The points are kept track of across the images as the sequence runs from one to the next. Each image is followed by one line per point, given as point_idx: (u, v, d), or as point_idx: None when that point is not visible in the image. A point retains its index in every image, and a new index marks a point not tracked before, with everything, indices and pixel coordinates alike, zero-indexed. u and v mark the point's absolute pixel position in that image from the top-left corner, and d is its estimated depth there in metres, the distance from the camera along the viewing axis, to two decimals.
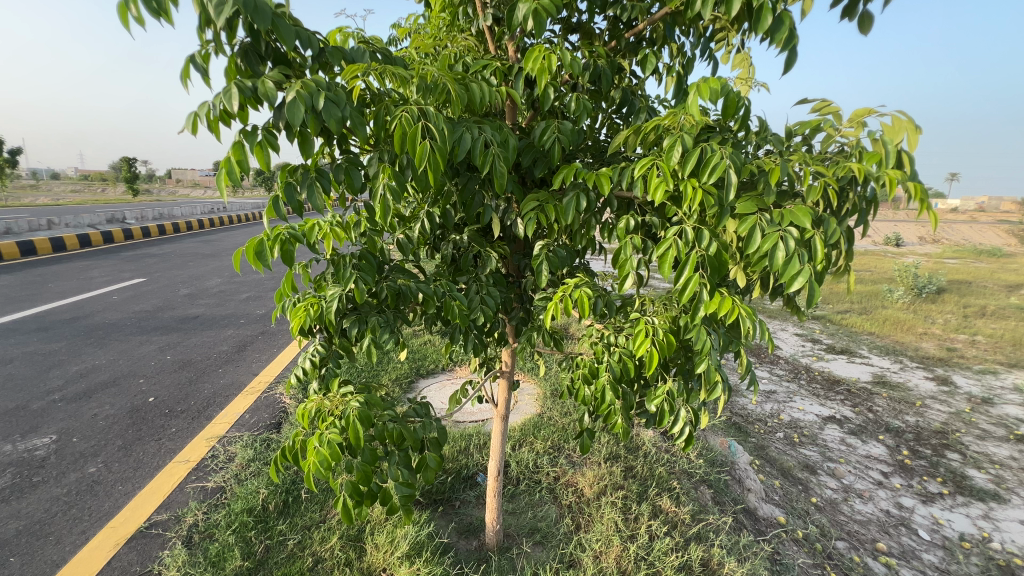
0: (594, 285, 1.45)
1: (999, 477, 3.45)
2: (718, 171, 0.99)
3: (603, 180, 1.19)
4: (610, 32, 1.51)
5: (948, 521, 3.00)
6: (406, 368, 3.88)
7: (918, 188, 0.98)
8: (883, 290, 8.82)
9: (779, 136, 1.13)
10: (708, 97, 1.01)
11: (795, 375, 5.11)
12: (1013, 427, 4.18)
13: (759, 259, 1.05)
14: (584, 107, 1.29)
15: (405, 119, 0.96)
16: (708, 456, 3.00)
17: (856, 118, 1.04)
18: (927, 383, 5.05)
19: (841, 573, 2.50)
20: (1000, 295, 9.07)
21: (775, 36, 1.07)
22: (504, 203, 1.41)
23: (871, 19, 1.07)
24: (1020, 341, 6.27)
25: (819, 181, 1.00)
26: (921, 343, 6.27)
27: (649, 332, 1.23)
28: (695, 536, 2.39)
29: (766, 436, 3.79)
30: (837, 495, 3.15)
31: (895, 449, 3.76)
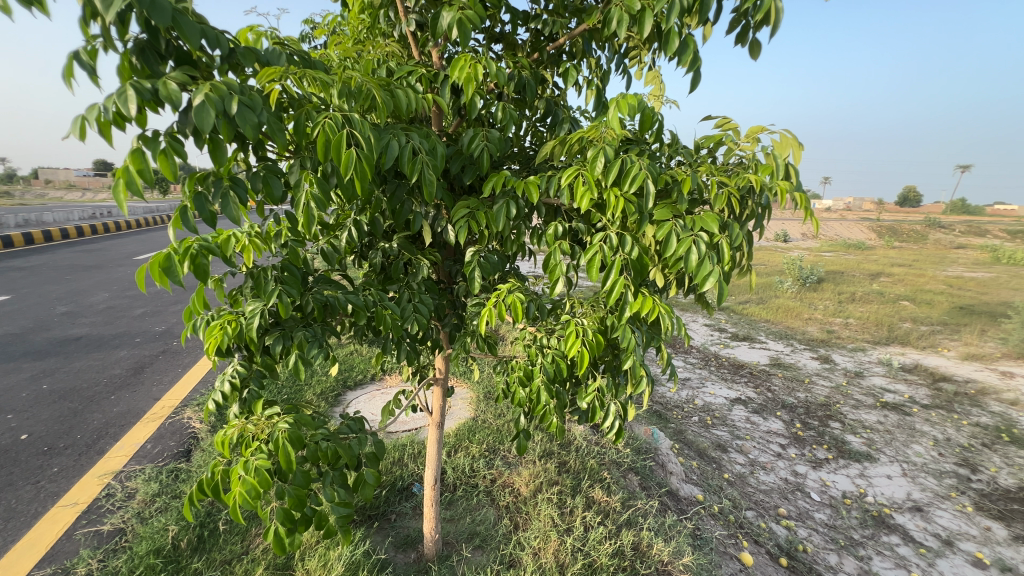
0: (525, 289, 1.48)
1: (871, 440, 4.01)
2: (638, 181, 1.06)
3: (532, 189, 1.23)
4: (531, 44, 1.55)
5: (833, 482, 3.43)
6: (333, 380, 3.71)
7: (803, 197, 1.12)
8: (775, 282, 9.91)
9: (688, 149, 1.24)
10: (627, 112, 1.08)
11: (706, 363, 5.59)
12: (878, 395, 4.89)
13: (675, 262, 1.14)
14: (510, 117, 1.31)
15: (328, 125, 0.92)
16: (634, 445, 3.19)
17: (751, 134, 1.17)
18: (812, 362, 5.76)
19: (751, 539, 2.77)
20: (866, 283, 10.55)
21: (682, 58, 1.17)
22: (434, 209, 1.40)
23: (759, 45, 1.20)
24: (882, 321, 7.35)
25: (723, 190, 1.10)
26: (807, 327, 7.13)
27: (579, 332, 1.29)
28: (626, 522, 2.52)
29: (683, 421, 4.10)
30: (745, 469, 3.49)
31: (790, 423, 4.24)
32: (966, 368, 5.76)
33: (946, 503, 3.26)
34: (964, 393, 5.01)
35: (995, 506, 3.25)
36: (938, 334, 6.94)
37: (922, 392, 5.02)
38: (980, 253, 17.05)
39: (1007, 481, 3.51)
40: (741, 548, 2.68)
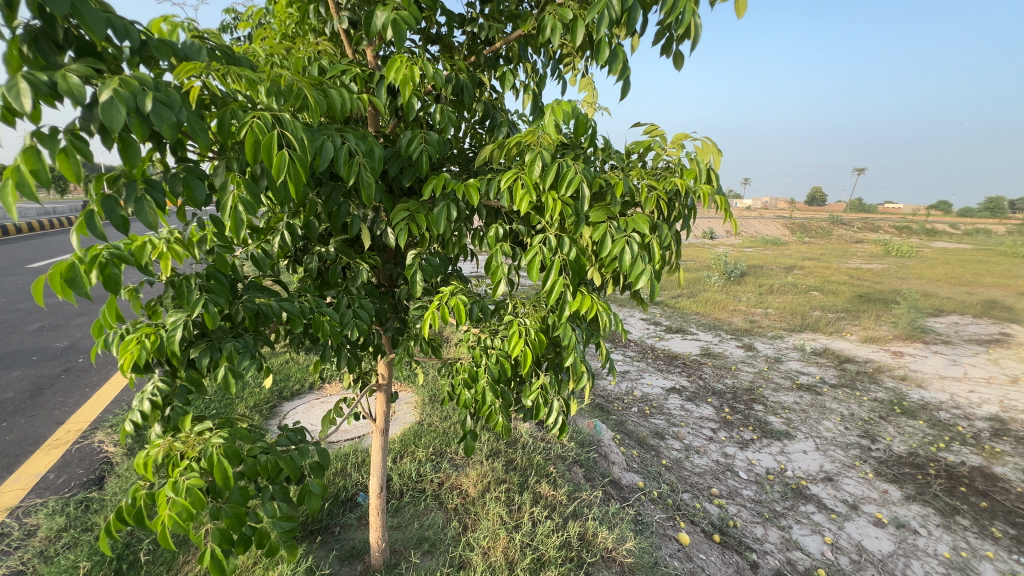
0: (468, 291, 1.49)
1: (788, 419, 4.40)
2: (574, 184, 1.10)
3: (472, 191, 1.24)
4: (468, 47, 1.56)
5: (758, 460, 3.73)
6: (267, 391, 3.52)
7: (723, 200, 1.22)
8: (703, 277, 10.58)
9: (621, 154, 1.30)
10: (562, 118, 1.12)
11: (644, 355, 5.87)
12: (794, 378, 5.37)
13: (611, 262, 1.19)
14: (449, 119, 1.31)
15: (257, 126, 0.88)
16: (579, 438, 3.29)
17: (677, 141, 1.25)
18: (737, 350, 6.21)
19: (687, 519, 2.95)
20: (781, 275, 11.53)
21: (612, 67, 1.23)
22: (373, 212, 1.38)
23: (683, 56, 1.29)
24: (795, 310, 8.07)
25: (653, 194, 1.18)
26: (732, 318, 7.68)
27: (522, 332, 1.31)
28: (572, 514, 2.60)
29: (624, 412, 4.29)
30: (681, 454, 3.71)
31: (719, 408, 4.56)
32: (865, 350, 6.46)
33: (852, 471, 3.64)
34: (864, 372, 5.62)
35: (891, 470, 3.67)
36: (842, 320, 7.73)
37: (830, 373, 5.57)
38: (874, 246, 19.15)
39: (900, 448, 3.98)
40: (679, 529, 2.84)
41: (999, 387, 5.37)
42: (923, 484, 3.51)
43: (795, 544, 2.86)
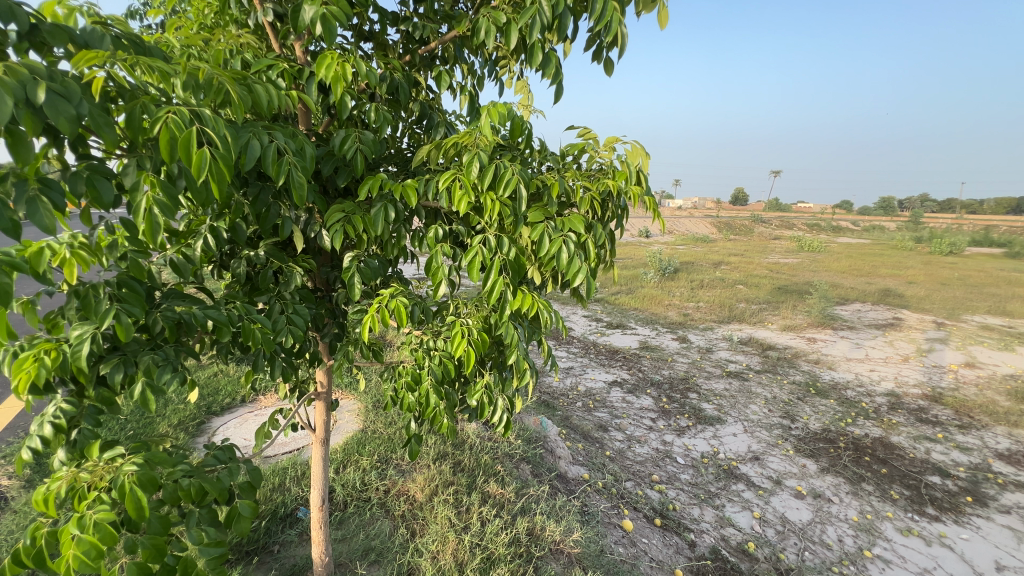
0: (408, 293, 1.47)
1: (719, 404, 4.71)
2: (511, 186, 1.12)
3: (410, 192, 1.22)
4: (404, 46, 1.54)
5: (693, 445, 3.96)
6: (193, 407, 3.27)
7: (652, 201, 1.29)
8: (640, 274, 11.07)
9: (556, 155, 1.34)
10: (498, 120, 1.13)
11: (586, 351, 6.05)
12: (723, 366, 5.76)
13: (550, 260, 1.22)
14: (384, 117, 1.29)
15: (173, 122, 0.82)
16: (525, 435, 3.34)
17: (608, 144, 1.30)
18: (672, 343, 6.56)
19: (630, 506, 3.08)
20: (710, 271, 12.31)
21: (545, 71, 1.27)
22: (306, 213, 1.33)
23: (612, 63, 1.35)
24: (723, 303, 8.65)
25: (588, 195, 1.22)
26: (667, 312, 8.10)
27: (464, 332, 1.32)
28: (520, 510, 2.63)
29: (569, 408, 4.41)
30: (623, 445, 3.87)
31: (658, 398, 4.79)
32: (784, 338, 7.05)
33: (775, 449, 3.96)
34: (783, 357, 6.13)
35: (808, 446, 4.03)
36: (764, 311, 8.38)
37: (754, 360, 6.02)
38: (789, 242, 20.92)
39: (815, 426, 4.37)
40: (623, 516, 2.96)
41: (894, 366, 6.06)
42: (835, 456, 3.88)
43: (728, 521, 3.07)
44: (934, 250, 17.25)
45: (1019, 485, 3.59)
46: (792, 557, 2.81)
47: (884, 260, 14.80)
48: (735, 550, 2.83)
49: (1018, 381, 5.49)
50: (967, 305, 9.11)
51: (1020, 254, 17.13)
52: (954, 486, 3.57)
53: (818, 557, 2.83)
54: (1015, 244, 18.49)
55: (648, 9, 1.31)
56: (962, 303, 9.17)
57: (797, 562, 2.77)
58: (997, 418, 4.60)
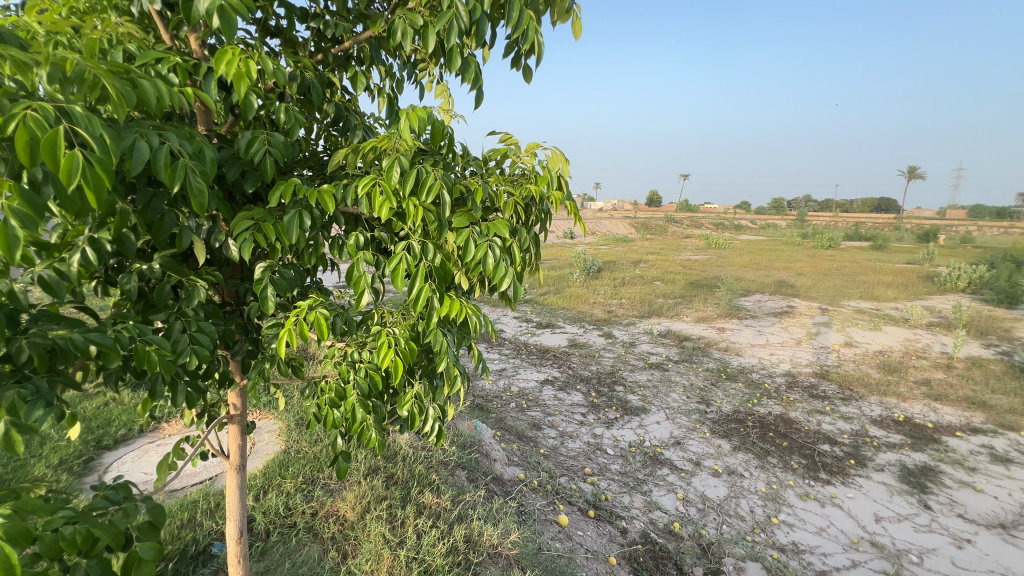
0: (329, 303, 1.40)
1: (643, 395, 4.98)
2: (434, 191, 1.10)
3: (327, 198, 1.16)
4: (315, 44, 1.46)
5: (621, 436, 4.16)
6: (79, 443, 2.87)
7: (573, 205, 1.33)
8: (566, 274, 11.44)
9: (479, 160, 1.34)
10: (418, 124, 1.12)
11: (518, 352, 6.14)
12: (646, 358, 6.10)
13: (476, 266, 1.22)
14: (296, 118, 1.21)
15: (34, 119, 0.71)
16: (459, 441, 3.32)
17: (529, 150, 1.33)
18: (599, 339, 6.85)
19: (565, 501, 3.16)
20: (630, 269, 13.01)
21: (465, 76, 1.27)
22: (208, 221, 1.21)
23: (530, 70, 1.38)
24: (643, 299, 9.19)
25: (511, 199, 1.24)
26: (593, 310, 8.44)
27: (391, 342, 1.27)
28: (457, 518, 2.60)
29: (502, 409, 4.45)
30: (556, 441, 3.97)
31: (587, 393, 4.97)
32: (697, 329, 7.62)
33: (694, 433, 4.26)
34: (697, 347, 6.63)
35: (722, 427, 4.38)
36: (679, 305, 9.01)
37: (673, 351, 6.45)
38: (699, 241, 22.66)
39: (727, 408, 4.77)
40: (558, 511, 3.03)
41: (789, 349, 6.77)
42: (744, 435, 4.25)
43: (655, 505, 3.25)
44: (817, 244, 19.57)
45: (889, 445, 4.16)
46: (712, 532, 3.03)
47: (778, 254, 16.54)
48: (662, 532, 3.00)
49: (885, 356, 6.37)
50: (845, 292, 10.42)
51: (882, 247, 19.95)
52: (840, 451, 4.06)
53: (734, 528, 3.08)
54: (878, 238, 21.48)
55: (563, 19, 1.36)
56: (841, 291, 10.49)
57: (716, 536, 2.99)
58: (870, 389, 5.30)
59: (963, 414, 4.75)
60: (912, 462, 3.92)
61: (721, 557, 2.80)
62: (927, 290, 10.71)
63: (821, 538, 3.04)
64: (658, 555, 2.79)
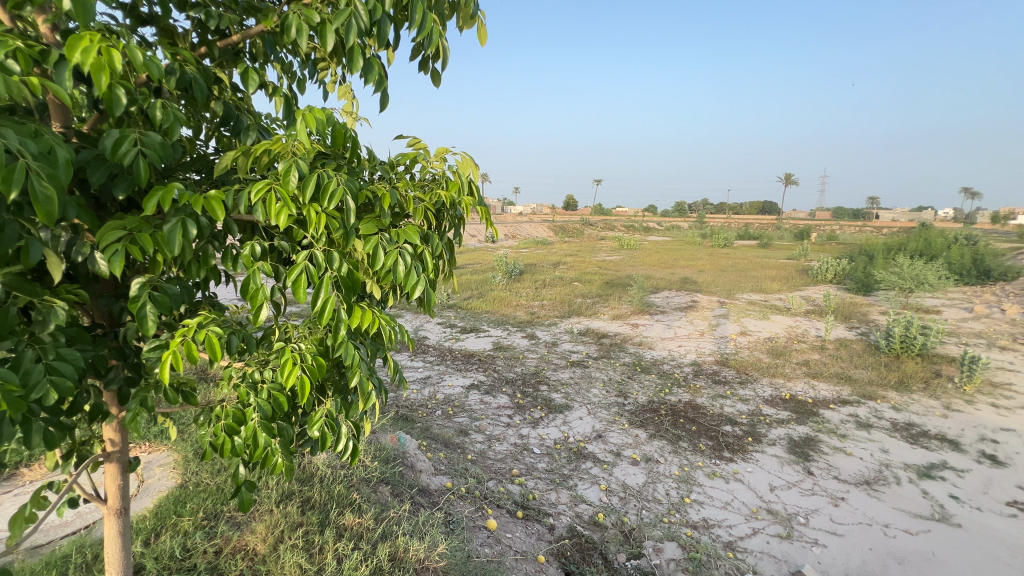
0: (223, 320, 1.27)
1: (566, 393, 5.14)
2: (337, 197, 1.05)
3: (215, 205, 1.06)
4: (197, 36, 1.32)
5: (547, 434, 4.26)
6: None
7: (484, 210, 1.34)
8: (489, 278, 11.53)
9: (387, 164, 1.30)
10: (316, 126, 1.05)
11: (442, 358, 6.06)
12: (567, 357, 6.31)
13: (386, 274, 1.18)
14: (175, 117, 1.09)
15: None
16: (382, 455, 3.20)
17: (439, 155, 1.32)
18: (523, 340, 6.96)
19: (493, 505, 3.16)
20: (551, 270, 13.42)
21: (369, 77, 1.25)
22: (68, 232, 1.05)
23: (438, 74, 1.41)
24: (563, 300, 9.51)
25: (420, 205, 1.21)
26: (516, 312, 8.57)
27: (296, 359, 1.19)
28: (381, 536, 2.49)
29: (428, 418, 4.36)
30: (484, 446, 3.97)
31: (512, 395, 5.03)
32: (614, 326, 8.03)
33: (614, 425, 4.47)
34: (614, 343, 6.98)
35: (639, 417, 4.65)
36: (597, 303, 9.44)
37: (592, 348, 6.73)
38: (612, 242, 23.91)
39: (642, 399, 5.07)
40: (486, 516, 3.02)
41: (694, 340, 7.37)
42: (658, 423, 4.54)
43: (580, 498, 3.36)
44: (714, 243, 21.53)
45: (779, 422, 4.67)
46: (633, 518, 3.20)
47: (682, 254, 17.96)
48: (588, 524, 3.10)
49: (773, 342, 7.16)
50: (739, 286, 11.56)
51: (767, 245, 22.40)
52: (740, 431, 4.48)
53: (653, 512, 3.28)
54: (763, 237, 24.10)
55: (469, 26, 1.37)
56: (735, 285, 11.62)
57: (637, 521, 3.16)
58: (762, 372, 5.92)
59: (835, 389, 5.47)
60: (798, 434, 4.43)
61: (642, 541, 2.96)
62: (803, 282, 12.21)
63: (727, 511, 3.33)
64: (584, 547, 2.88)
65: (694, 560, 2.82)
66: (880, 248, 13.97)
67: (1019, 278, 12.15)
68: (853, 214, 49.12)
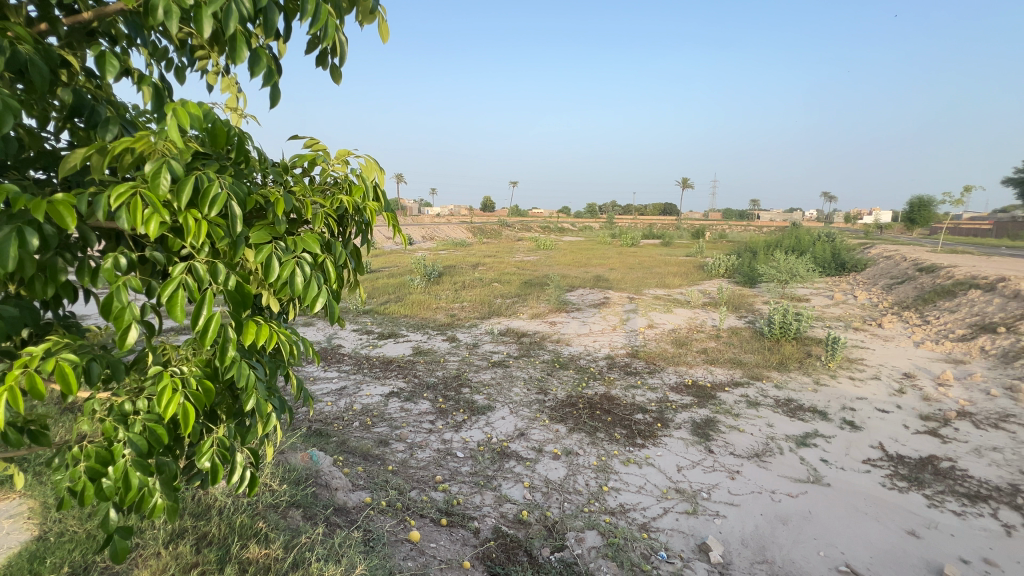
0: (81, 345, 1.08)
1: (488, 393, 5.15)
2: (220, 202, 0.94)
3: (62, 211, 0.90)
4: (35, 9, 1.12)
5: (470, 437, 4.23)
6: None
7: (391, 216, 1.29)
8: (407, 280, 11.25)
9: (281, 167, 1.20)
10: (190, 123, 0.94)
11: (359, 367, 5.79)
12: (489, 358, 6.32)
13: (283, 286, 1.09)
14: (4, 104, 0.91)
15: None
16: (291, 477, 2.98)
17: (340, 157, 1.25)
18: (443, 343, 6.87)
19: (416, 515, 3.07)
20: (471, 272, 13.42)
21: (255, 69, 1.14)
22: None
23: (338, 71, 1.36)
24: (484, 300, 9.54)
25: (320, 211, 1.14)
26: (436, 315, 8.43)
27: (176, 385, 1.05)
28: (292, 565, 2.30)
29: (344, 431, 4.14)
30: (406, 454, 3.85)
31: (434, 400, 4.93)
32: (533, 324, 8.21)
33: (535, 422, 4.56)
34: (534, 342, 7.14)
35: (559, 412, 4.79)
36: (516, 303, 9.59)
37: (513, 347, 6.82)
38: (529, 243, 24.42)
39: (562, 394, 5.23)
40: (409, 528, 2.93)
41: (608, 335, 7.76)
42: (577, 417, 4.71)
43: (505, 498, 3.38)
44: (623, 243, 22.91)
45: (683, 406, 5.07)
46: (556, 511, 3.27)
47: (595, 253, 18.87)
48: (512, 522, 3.13)
49: (676, 333, 7.75)
50: (646, 282, 12.40)
51: (669, 244, 24.24)
52: (650, 417, 4.78)
53: (574, 503, 3.39)
54: (666, 236, 26.07)
55: (369, 21, 1.32)
56: (643, 282, 12.43)
57: (560, 514, 3.24)
58: (668, 362, 6.39)
59: (729, 372, 6.06)
60: (699, 417, 4.84)
61: (564, 533, 3.04)
62: (700, 277, 13.43)
63: (641, 495, 3.53)
64: (510, 547, 2.89)
65: (613, 545, 2.95)
66: (761, 245, 15.77)
67: (866, 268, 14.38)
68: (739, 215, 54.87)
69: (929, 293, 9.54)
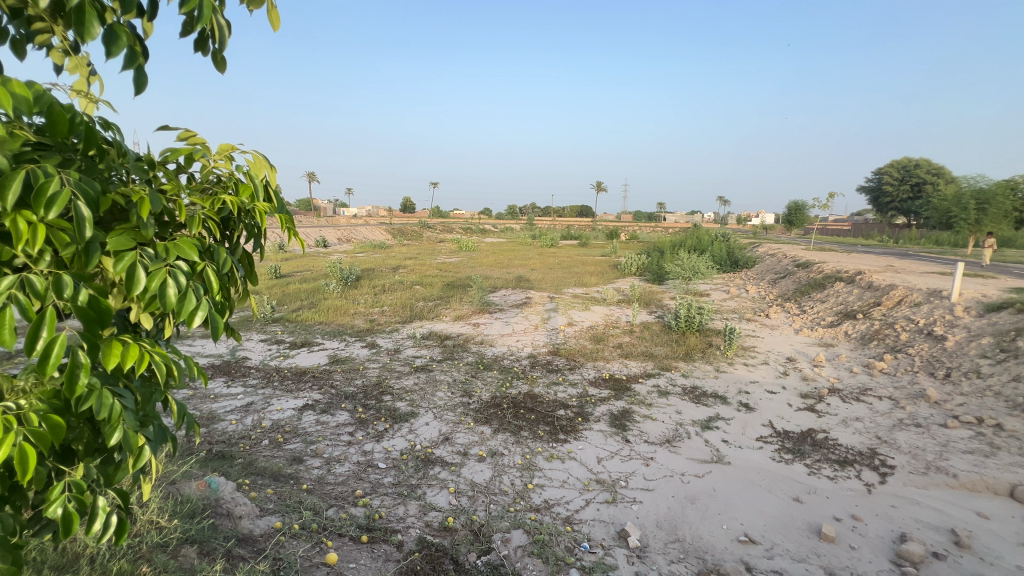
0: None
1: (411, 400, 4.98)
2: (64, 202, 0.79)
3: None
4: None
5: (392, 446, 4.07)
6: None
7: (284, 218, 1.18)
8: (322, 285, 10.61)
9: (149, 162, 1.05)
10: (15, 106, 0.78)
11: (268, 380, 5.33)
12: (411, 363, 6.13)
13: (153, 300, 0.95)
14: None
15: None
16: (185, 510, 2.66)
17: (223, 152, 1.13)
18: (362, 350, 6.56)
19: (334, 535, 2.88)
20: (390, 275, 13.02)
21: (112, 48, 0.99)
22: None
23: (222, 60, 1.24)
24: (405, 304, 9.26)
25: (197, 214, 1.01)
26: (354, 321, 8.02)
27: (8, 423, 0.86)
28: None
29: (251, 451, 3.79)
30: (322, 470, 3.61)
31: (354, 410, 4.68)
32: (457, 327, 8.11)
33: (460, 425, 4.50)
34: (457, 344, 7.04)
35: (484, 414, 4.77)
36: (439, 306, 9.42)
37: (436, 351, 6.68)
38: (450, 245, 24.12)
39: (486, 396, 5.22)
40: (326, 550, 2.74)
41: (531, 334, 7.88)
42: (502, 417, 4.72)
43: (429, 506, 3.28)
44: (544, 244, 23.49)
45: (602, 399, 5.29)
46: (482, 514, 3.24)
47: (516, 254, 19.14)
48: (437, 531, 3.04)
49: (594, 330, 8.08)
50: (566, 282, 12.80)
51: (586, 245, 25.27)
52: (572, 413, 4.93)
53: (500, 504, 3.38)
54: (583, 237, 27.13)
55: (258, 6, 1.21)
56: (562, 281, 12.83)
57: (486, 517, 3.22)
58: (587, 358, 6.64)
59: (642, 365, 6.42)
60: (616, 409, 5.07)
61: (491, 536, 3.02)
62: (615, 275, 14.15)
63: (564, 489, 3.62)
64: (434, 557, 2.81)
65: (538, 542, 2.98)
66: (668, 245, 17.00)
67: (755, 266, 16.06)
68: (648, 217, 58.57)
69: (805, 287, 10.87)
